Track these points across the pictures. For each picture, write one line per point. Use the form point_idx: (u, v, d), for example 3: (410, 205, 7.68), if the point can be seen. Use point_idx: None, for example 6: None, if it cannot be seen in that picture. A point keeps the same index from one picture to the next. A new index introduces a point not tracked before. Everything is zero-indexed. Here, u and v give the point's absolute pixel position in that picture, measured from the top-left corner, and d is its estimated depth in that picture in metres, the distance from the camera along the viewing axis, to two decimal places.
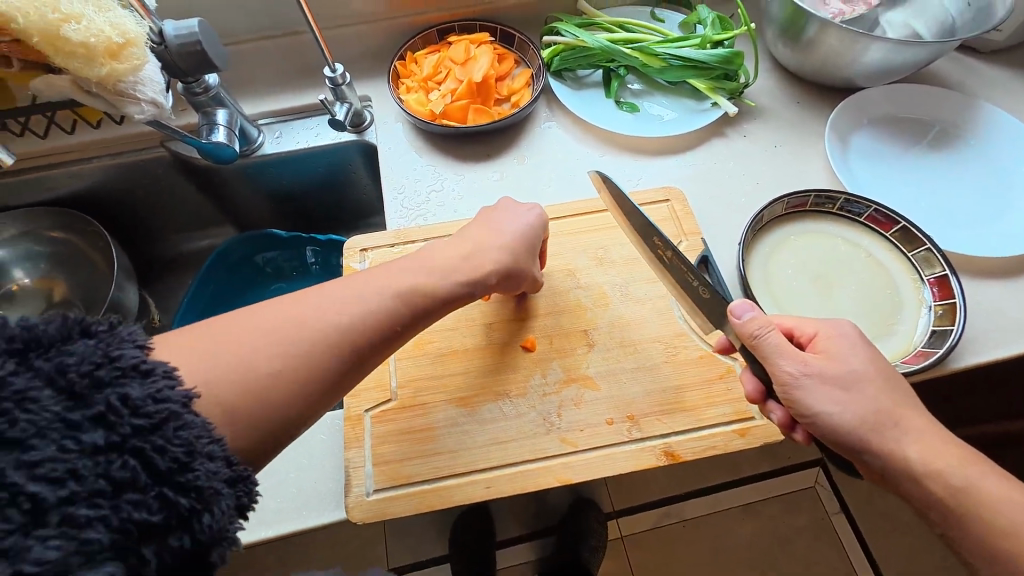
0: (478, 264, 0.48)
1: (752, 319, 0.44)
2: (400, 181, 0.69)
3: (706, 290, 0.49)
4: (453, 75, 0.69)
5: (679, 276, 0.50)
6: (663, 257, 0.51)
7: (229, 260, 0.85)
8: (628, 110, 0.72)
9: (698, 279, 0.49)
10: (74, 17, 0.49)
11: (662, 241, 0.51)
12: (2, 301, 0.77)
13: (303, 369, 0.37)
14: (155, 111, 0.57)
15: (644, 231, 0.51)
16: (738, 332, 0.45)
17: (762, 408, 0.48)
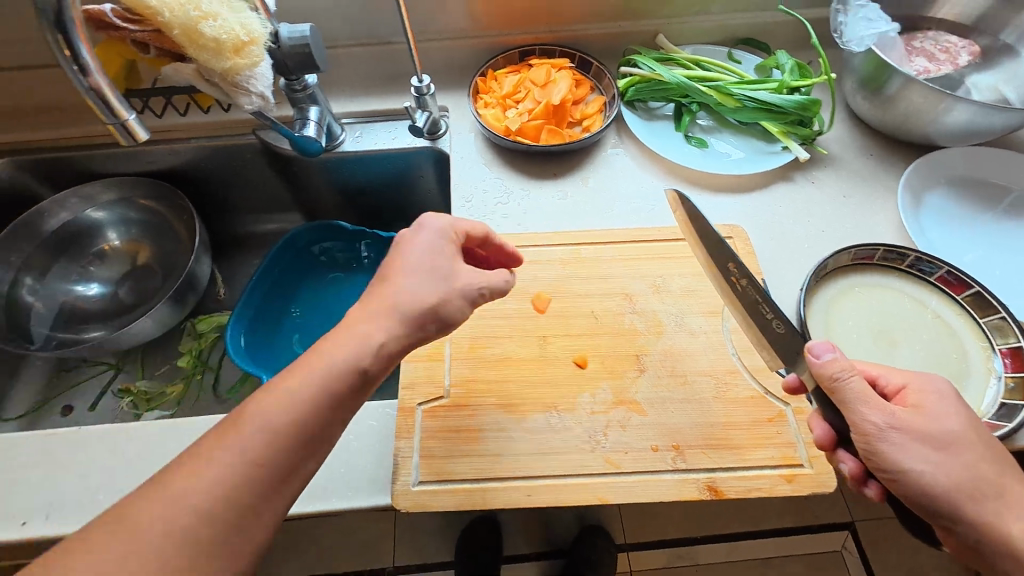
0: (387, 305, 0.43)
1: (834, 361, 0.44)
2: (469, 191, 0.72)
3: (780, 325, 0.51)
4: (532, 96, 0.72)
5: (752, 304, 0.52)
6: (736, 284, 0.53)
7: (293, 247, 0.89)
8: (696, 145, 0.74)
9: (771, 309, 0.51)
10: (211, 15, 0.54)
11: (736, 268, 0.54)
12: (94, 258, 0.85)
13: (227, 474, 0.36)
14: (262, 103, 0.62)
15: (720, 256, 0.54)
16: (817, 372, 0.45)
17: (830, 458, 0.47)
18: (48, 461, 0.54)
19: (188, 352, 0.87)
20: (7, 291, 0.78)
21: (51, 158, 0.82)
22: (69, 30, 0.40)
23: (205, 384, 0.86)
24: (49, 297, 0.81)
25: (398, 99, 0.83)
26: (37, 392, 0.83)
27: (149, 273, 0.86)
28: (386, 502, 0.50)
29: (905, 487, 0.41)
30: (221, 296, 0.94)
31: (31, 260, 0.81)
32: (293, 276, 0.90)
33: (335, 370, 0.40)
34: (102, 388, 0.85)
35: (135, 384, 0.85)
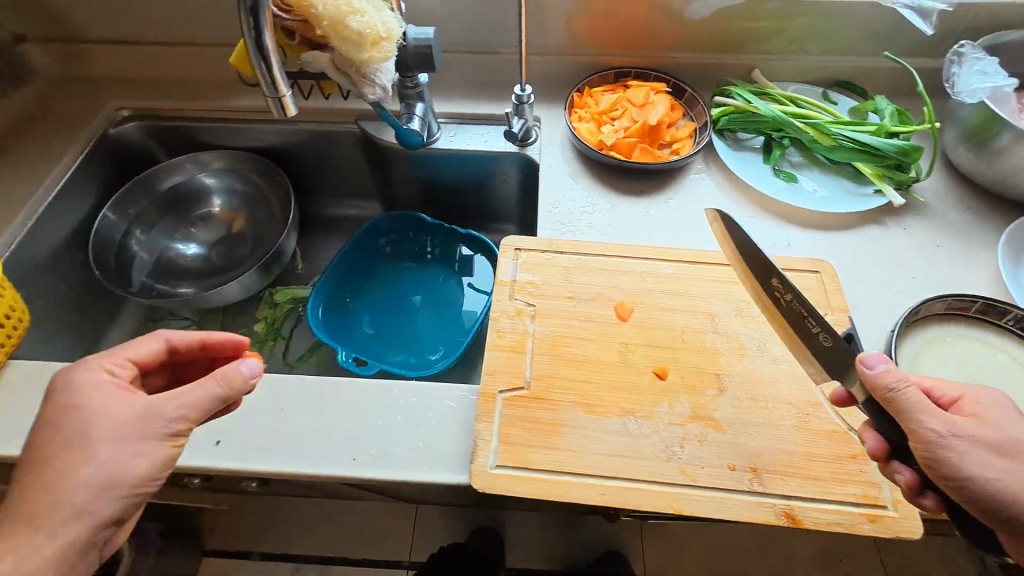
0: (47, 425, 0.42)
1: (888, 371, 0.44)
2: (557, 198, 0.75)
3: (826, 338, 0.51)
4: (629, 115, 0.75)
5: (795, 317, 0.53)
6: (781, 299, 0.54)
7: (376, 232, 0.93)
8: (784, 179, 0.75)
9: (814, 322, 0.52)
10: (359, 11, 0.59)
11: (780, 284, 0.54)
12: (199, 220, 0.92)
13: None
14: (382, 95, 0.67)
15: (761, 270, 0.55)
16: (871, 384, 0.44)
17: (885, 469, 0.47)
18: None
19: (266, 319, 0.92)
20: (119, 240, 0.86)
21: (171, 126, 0.89)
22: (257, 14, 0.46)
23: (275, 352, 0.90)
24: (154, 250, 0.88)
25: (492, 104, 0.87)
26: (126, 336, 0.89)
27: (242, 240, 0.92)
28: (461, 480, 0.52)
29: (984, 510, 0.41)
30: (299, 271, 0.99)
31: (142, 214, 0.88)
32: (368, 261, 0.93)
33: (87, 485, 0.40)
34: None
35: None
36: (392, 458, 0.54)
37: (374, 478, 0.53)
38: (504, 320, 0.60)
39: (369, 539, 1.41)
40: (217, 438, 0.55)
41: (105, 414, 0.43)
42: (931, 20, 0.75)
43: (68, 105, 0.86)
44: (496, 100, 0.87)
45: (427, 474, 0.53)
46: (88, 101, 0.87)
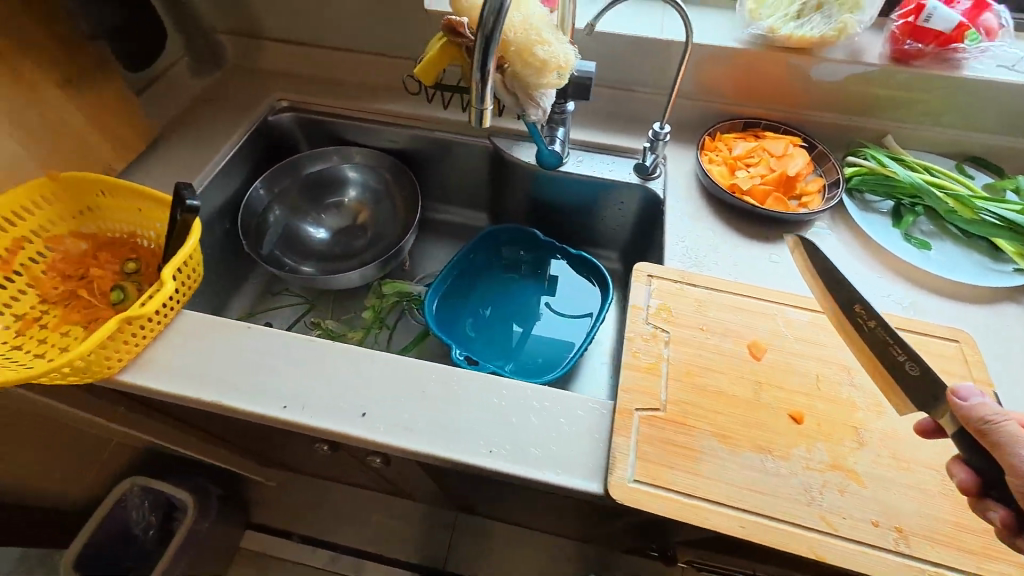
0: None
1: (982, 404, 0.44)
2: (684, 233, 0.78)
3: (913, 366, 0.51)
4: (766, 164, 0.78)
5: (880, 345, 0.53)
6: (863, 325, 0.54)
7: (497, 240, 0.98)
8: (916, 245, 0.75)
9: (902, 352, 0.52)
10: (545, 42, 0.64)
11: (864, 310, 0.54)
12: (330, 208, 0.99)
13: None
14: (540, 116, 0.71)
15: (844, 296, 0.56)
16: (963, 415, 0.45)
17: (977, 507, 0.47)
18: (304, 362, 0.62)
19: (372, 308, 0.96)
20: (261, 213, 0.93)
21: (322, 121, 0.98)
22: (488, 49, 0.51)
23: (379, 339, 0.95)
24: (289, 227, 0.96)
25: (620, 137, 0.91)
26: (249, 303, 0.97)
27: (365, 232, 0.99)
28: (594, 488, 0.54)
29: None
30: (406, 267, 1.05)
31: (285, 193, 0.96)
32: (477, 270, 0.97)
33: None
34: (296, 316, 0.97)
35: (325, 321, 0.96)
36: (528, 455, 0.56)
37: (510, 472, 0.55)
38: (639, 342, 0.62)
39: (407, 539, 1.42)
40: (364, 413, 0.58)
41: None
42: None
43: (238, 91, 0.96)
44: (624, 133, 0.91)
45: (559, 478, 0.54)
46: (253, 90, 0.96)
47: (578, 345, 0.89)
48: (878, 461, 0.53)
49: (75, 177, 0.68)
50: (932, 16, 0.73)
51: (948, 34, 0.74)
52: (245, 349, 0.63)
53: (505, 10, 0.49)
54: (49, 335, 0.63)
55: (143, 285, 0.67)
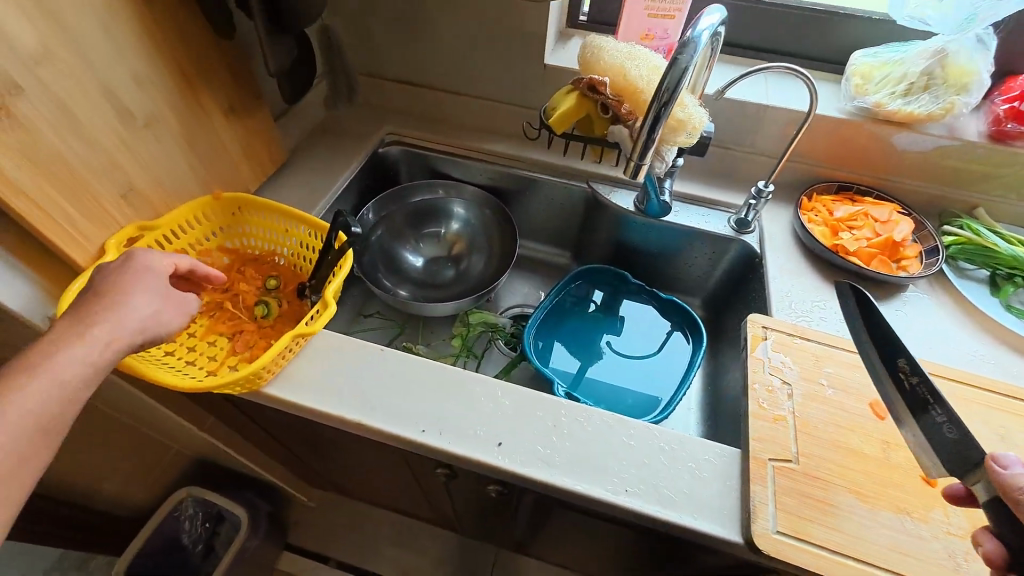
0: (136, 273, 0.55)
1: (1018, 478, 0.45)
2: (787, 287, 0.81)
3: (951, 429, 0.52)
4: (870, 228, 0.82)
5: (918, 403, 0.56)
6: (905, 381, 0.57)
7: (593, 275, 1.03)
8: (1017, 315, 0.77)
9: (941, 413, 0.54)
10: (682, 105, 0.69)
11: (907, 366, 0.58)
12: (429, 238, 1.03)
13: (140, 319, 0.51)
14: (662, 168, 0.76)
15: (889, 351, 0.59)
16: (997, 482, 0.46)
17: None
18: (438, 388, 0.65)
19: (460, 336, 0.99)
20: (368, 233, 0.97)
21: (426, 155, 1.03)
22: (660, 116, 0.58)
23: (467, 367, 0.97)
24: (391, 251, 1.00)
25: (715, 192, 0.95)
26: (344, 323, 1.00)
27: (459, 263, 1.03)
28: (732, 536, 0.54)
29: None
30: (491, 298, 1.08)
31: (390, 218, 1.00)
32: (565, 306, 1.01)
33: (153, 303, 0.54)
34: (387, 339, 1.00)
35: (416, 346, 0.98)
36: (662, 497, 0.57)
37: (645, 513, 0.56)
38: (762, 391, 0.64)
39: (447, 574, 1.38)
40: (499, 444, 0.60)
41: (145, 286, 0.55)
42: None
43: (354, 125, 1.03)
44: (720, 189, 0.96)
45: (696, 522, 0.55)
46: (368, 124, 1.03)
47: (666, 399, 0.89)
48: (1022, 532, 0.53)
49: (236, 198, 0.74)
50: None
51: None
52: (380, 371, 0.66)
53: (681, 85, 0.57)
54: (198, 343, 0.65)
55: (284, 301, 0.71)
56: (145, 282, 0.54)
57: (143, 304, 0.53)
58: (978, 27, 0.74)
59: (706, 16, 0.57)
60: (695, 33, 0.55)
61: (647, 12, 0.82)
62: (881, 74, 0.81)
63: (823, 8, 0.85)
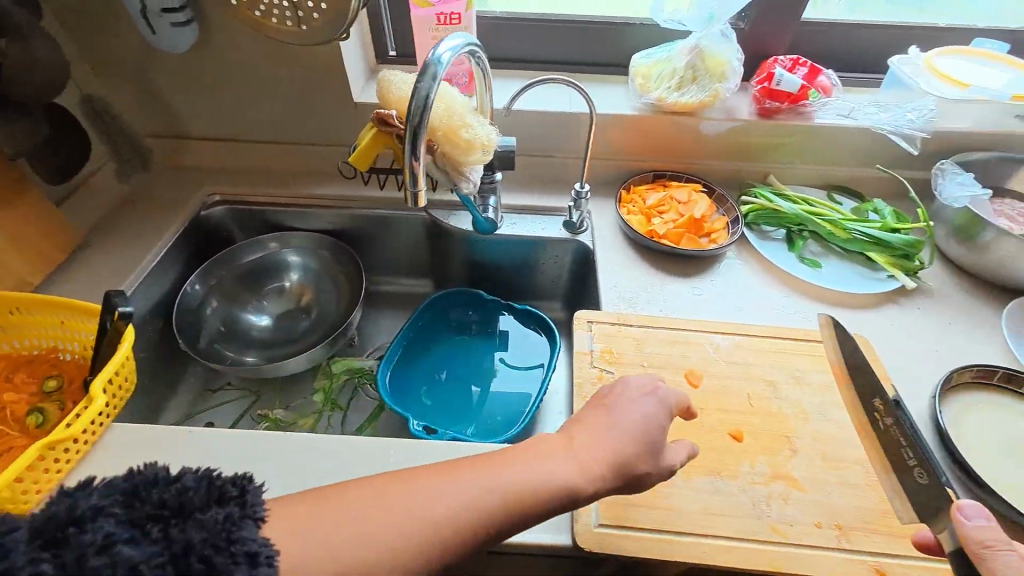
0: (644, 427, 0.50)
1: (984, 527, 0.45)
2: (615, 279, 0.84)
3: (923, 473, 0.53)
4: (675, 211, 0.88)
5: (893, 446, 0.56)
6: (881, 422, 0.58)
7: (441, 303, 1.01)
8: (809, 265, 0.86)
9: (912, 457, 0.55)
10: (468, 126, 0.72)
11: (882, 406, 0.59)
12: (271, 293, 0.98)
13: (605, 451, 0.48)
14: (471, 188, 0.78)
15: (865, 390, 0.61)
16: (962, 533, 0.46)
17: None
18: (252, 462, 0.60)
19: (323, 391, 0.95)
20: (197, 307, 0.91)
21: (256, 212, 0.99)
22: (417, 138, 0.56)
23: (333, 422, 0.93)
24: (227, 318, 0.93)
25: (546, 200, 0.99)
26: (186, 406, 0.91)
27: (309, 313, 0.98)
28: (563, 540, 0.54)
29: None
30: (354, 343, 1.05)
31: (221, 283, 0.94)
32: (431, 334, 1.00)
33: (612, 437, 0.49)
34: (240, 412, 0.93)
35: (273, 411, 0.92)
36: None
37: None
38: (587, 386, 0.66)
39: None
40: None
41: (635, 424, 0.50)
42: (915, 142, 0.87)
43: (170, 192, 0.97)
44: (551, 196, 1.00)
45: (527, 536, 0.54)
46: (187, 188, 0.98)
47: (534, 394, 0.92)
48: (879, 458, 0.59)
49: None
50: (782, 80, 0.87)
51: (796, 94, 0.88)
52: (186, 457, 0.60)
53: (431, 103, 0.56)
54: None
55: (67, 403, 0.63)
56: (639, 414, 0.51)
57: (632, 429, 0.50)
58: (719, 23, 0.83)
59: (447, 41, 0.59)
60: (434, 56, 0.56)
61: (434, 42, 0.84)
62: (657, 72, 0.89)
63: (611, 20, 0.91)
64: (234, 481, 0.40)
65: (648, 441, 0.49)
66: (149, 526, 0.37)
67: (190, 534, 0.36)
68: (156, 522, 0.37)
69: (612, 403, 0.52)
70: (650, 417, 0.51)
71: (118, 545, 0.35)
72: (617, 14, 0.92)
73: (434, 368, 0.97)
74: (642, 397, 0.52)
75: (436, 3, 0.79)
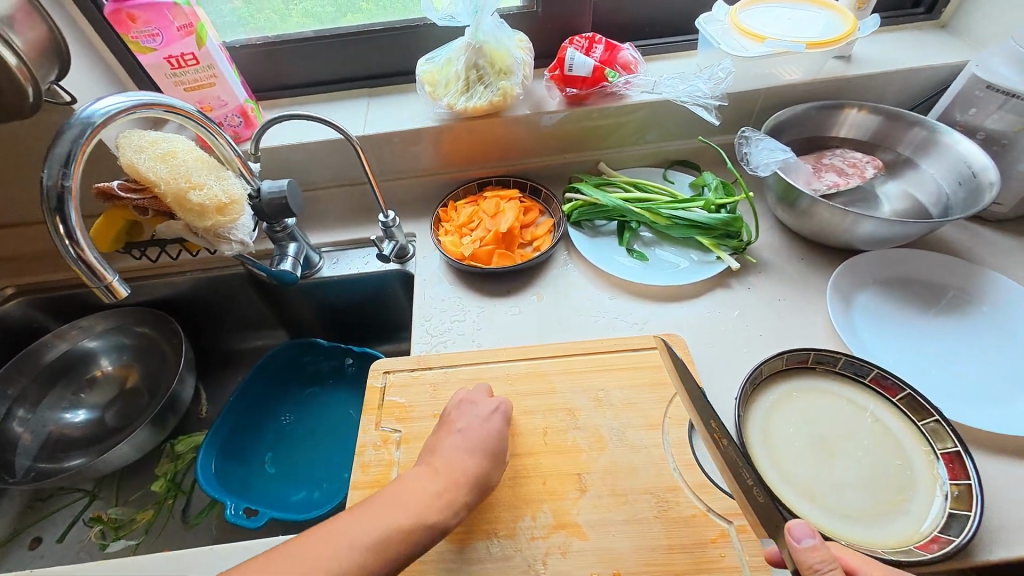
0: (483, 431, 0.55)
1: (814, 548, 0.42)
2: (429, 311, 0.77)
3: (761, 493, 0.47)
4: (484, 225, 0.82)
5: (734, 469, 0.48)
6: (719, 443, 0.49)
7: (277, 360, 0.94)
8: (638, 258, 0.80)
9: (752, 477, 0.48)
10: (199, 185, 0.64)
11: (717, 425, 0.51)
12: (86, 384, 0.91)
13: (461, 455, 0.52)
14: (241, 248, 0.71)
15: (701, 409, 0.51)
16: (795, 557, 0.43)
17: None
18: None
19: (163, 476, 0.88)
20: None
21: (63, 295, 0.91)
22: (63, 205, 0.48)
23: (175, 510, 0.85)
24: (37, 426, 0.85)
25: (366, 228, 0.91)
26: (8, 524, 0.83)
27: (135, 395, 0.91)
28: None
29: None
30: (202, 415, 0.97)
31: (25, 391, 0.86)
32: (270, 394, 0.93)
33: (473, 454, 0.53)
34: (71, 519, 0.85)
35: (107, 512, 0.85)
36: None
37: None
38: (370, 450, 0.60)
39: None
40: None
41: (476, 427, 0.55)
42: (714, 112, 0.82)
43: None
44: (372, 225, 0.91)
45: None
46: None
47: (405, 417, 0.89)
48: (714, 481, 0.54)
49: None
50: (573, 65, 0.80)
51: (591, 77, 0.80)
52: None
53: (73, 167, 0.49)
54: None
55: None
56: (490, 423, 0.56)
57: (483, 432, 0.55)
58: (488, 15, 0.76)
59: (114, 96, 0.53)
60: (85, 113, 0.50)
61: (180, 88, 0.75)
62: (443, 77, 0.81)
63: (397, 24, 0.86)
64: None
65: (495, 454, 0.54)
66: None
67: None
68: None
69: (461, 425, 0.55)
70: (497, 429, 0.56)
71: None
72: (401, 18, 0.86)
73: (278, 428, 0.92)
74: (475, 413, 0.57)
75: (159, 46, 0.69)
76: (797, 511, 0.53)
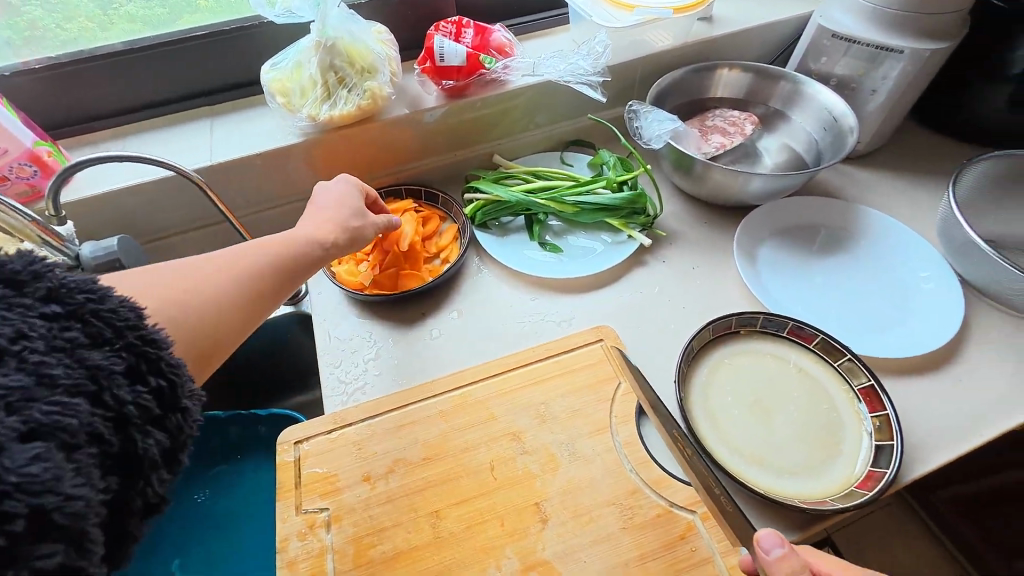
0: (344, 203, 0.57)
1: (784, 558, 0.41)
2: (336, 355, 0.67)
3: (727, 499, 0.49)
4: (381, 245, 0.73)
5: (702, 476, 0.50)
6: (687, 454, 0.51)
7: None
8: (552, 250, 0.76)
9: (720, 487, 0.50)
10: None
11: (680, 436, 0.53)
12: None
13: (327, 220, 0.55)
14: None
15: (666, 422, 0.54)
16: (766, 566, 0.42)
17: None
18: None
19: None
20: None
21: None
22: None
23: None
24: None
25: None
26: None
27: None
28: None
29: None
30: None
31: None
32: None
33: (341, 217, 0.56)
34: None
35: None
36: None
37: None
38: (294, 543, 0.50)
39: None
40: None
41: (340, 204, 0.57)
42: (598, 89, 0.80)
43: None
44: None
45: None
46: None
47: None
48: (670, 474, 0.53)
49: None
50: (444, 54, 0.73)
51: (466, 66, 0.74)
52: None
53: None
54: None
55: None
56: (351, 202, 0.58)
57: (348, 205, 0.57)
58: (332, 6, 0.66)
59: None
60: None
61: None
62: (296, 84, 0.70)
63: (231, 25, 0.73)
64: (152, 327, 0.34)
65: (357, 213, 0.57)
66: (121, 361, 0.32)
67: (179, 373, 0.34)
68: (120, 420, 0.31)
69: (321, 201, 0.57)
70: (344, 190, 0.58)
71: (26, 352, 0.29)
72: (231, 19, 0.73)
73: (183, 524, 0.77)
74: (335, 186, 0.59)
75: None
76: (749, 480, 0.53)
